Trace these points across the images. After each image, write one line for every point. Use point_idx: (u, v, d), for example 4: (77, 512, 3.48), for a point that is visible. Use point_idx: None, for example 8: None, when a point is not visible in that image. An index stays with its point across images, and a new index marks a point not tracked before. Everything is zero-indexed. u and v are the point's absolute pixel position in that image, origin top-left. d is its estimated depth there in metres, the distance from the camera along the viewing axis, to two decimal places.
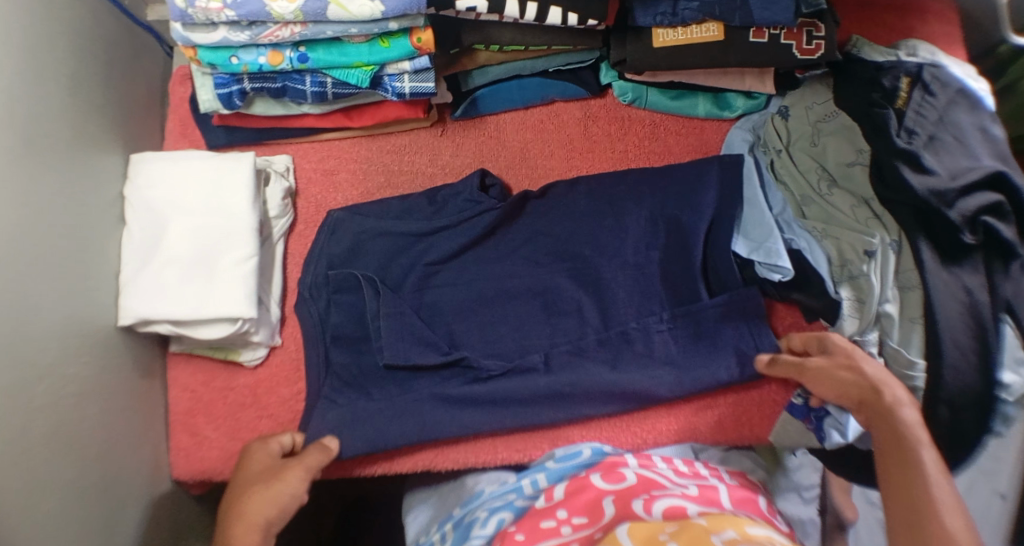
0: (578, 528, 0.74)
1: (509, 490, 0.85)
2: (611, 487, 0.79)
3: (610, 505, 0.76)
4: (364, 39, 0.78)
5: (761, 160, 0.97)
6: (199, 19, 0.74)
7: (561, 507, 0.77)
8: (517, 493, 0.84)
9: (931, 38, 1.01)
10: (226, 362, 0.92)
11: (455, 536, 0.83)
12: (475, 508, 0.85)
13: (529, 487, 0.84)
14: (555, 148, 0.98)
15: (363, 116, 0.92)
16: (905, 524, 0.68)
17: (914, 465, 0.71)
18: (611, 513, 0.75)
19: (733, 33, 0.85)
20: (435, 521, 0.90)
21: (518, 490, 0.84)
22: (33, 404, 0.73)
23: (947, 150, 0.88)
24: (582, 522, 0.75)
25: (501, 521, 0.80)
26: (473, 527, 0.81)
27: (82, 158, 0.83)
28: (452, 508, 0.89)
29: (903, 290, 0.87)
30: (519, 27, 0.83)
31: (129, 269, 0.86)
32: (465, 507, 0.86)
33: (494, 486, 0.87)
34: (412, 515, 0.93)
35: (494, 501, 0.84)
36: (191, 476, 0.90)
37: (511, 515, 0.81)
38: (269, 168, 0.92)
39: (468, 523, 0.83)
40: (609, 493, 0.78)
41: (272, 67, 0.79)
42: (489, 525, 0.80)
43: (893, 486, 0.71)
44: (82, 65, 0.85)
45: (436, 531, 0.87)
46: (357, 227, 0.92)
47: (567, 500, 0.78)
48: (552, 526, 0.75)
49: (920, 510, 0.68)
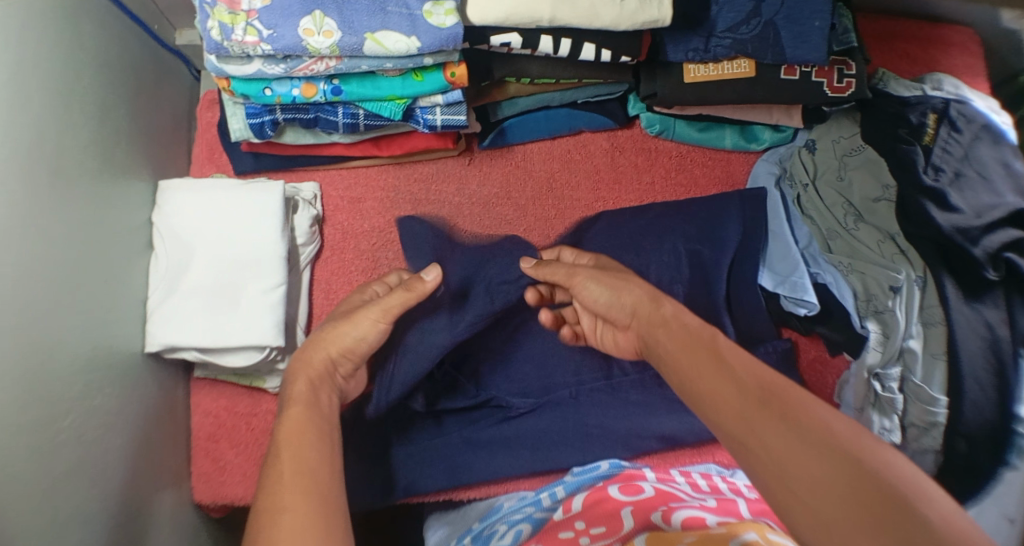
0: (598, 538, 0.71)
1: (527, 504, 0.84)
2: (629, 499, 0.77)
3: (628, 517, 0.74)
4: (397, 73, 0.78)
5: (788, 195, 0.98)
6: (234, 52, 0.73)
7: (578, 519, 0.76)
8: (535, 506, 0.83)
9: (955, 71, 1.01)
10: (250, 389, 0.93)
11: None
12: (495, 521, 0.83)
13: (547, 500, 0.83)
14: (582, 179, 0.99)
15: (392, 145, 0.93)
16: (763, 420, 0.59)
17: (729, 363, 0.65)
18: (630, 524, 0.72)
19: (764, 69, 0.85)
20: (452, 536, 0.86)
21: (537, 503, 0.83)
22: (63, 435, 0.73)
23: (972, 187, 0.88)
24: (600, 532, 0.72)
25: (519, 532, 0.78)
26: (492, 539, 0.79)
27: (112, 186, 0.83)
28: (473, 522, 0.86)
29: (927, 326, 0.87)
30: (551, 61, 0.83)
31: (156, 296, 0.86)
32: (483, 521, 0.84)
33: (513, 500, 0.86)
34: (433, 528, 0.91)
35: (513, 515, 0.82)
36: (212, 500, 0.90)
37: (531, 525, 0.79)
38: (297, 196, 0.93)
39: (486, 535, 0.80)
40: (628, 505, 0.76)
41: (305, 99, 0.79)
42: (507, 536, 0.78)
43: (717, 389, 0.63)
44: (113, 92, 0.85)
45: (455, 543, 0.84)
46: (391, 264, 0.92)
47: (584, 512, 0.77)
48: (570, 537, 0.73)
49: (774, 403, 0.59)
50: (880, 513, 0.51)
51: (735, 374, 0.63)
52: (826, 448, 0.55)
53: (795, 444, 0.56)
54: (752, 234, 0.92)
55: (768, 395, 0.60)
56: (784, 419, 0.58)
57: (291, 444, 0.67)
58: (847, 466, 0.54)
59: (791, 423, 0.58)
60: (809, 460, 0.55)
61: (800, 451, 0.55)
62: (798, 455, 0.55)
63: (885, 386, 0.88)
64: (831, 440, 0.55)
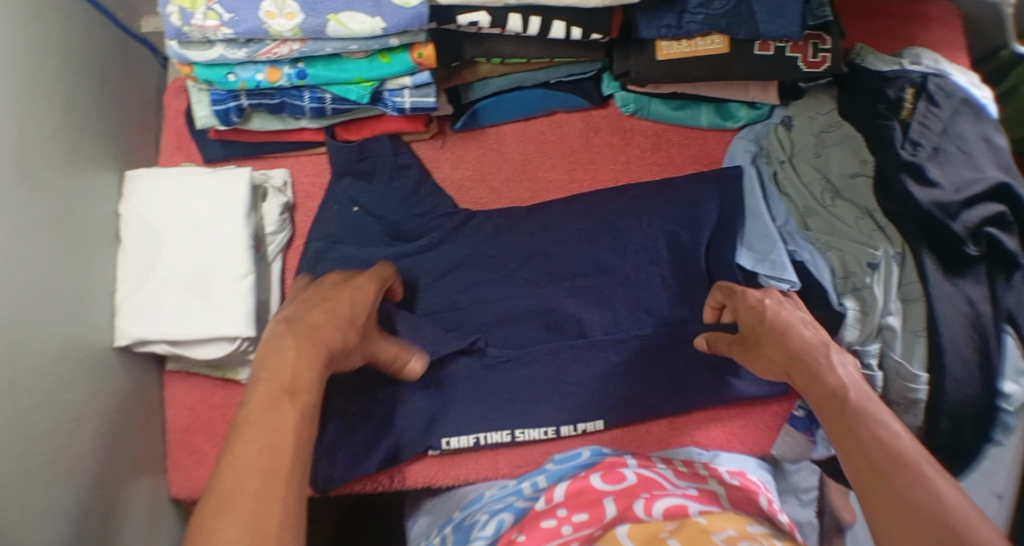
0: (580, 527, 0.72)
1: (509, 493, 0.84)
2: (611, 488, 0.77)
3: (611, 505, 0.74)
4: (364, 55, 0.76)
5: (764, 171, 0.96)
6: (196, 37, 0.72)
7: (561, 507, 0.76)
8: (518, 495, 0.82)
9: (935, 46, 1.00)
10: (224, 381, 0.91)
11: (454, 538, 0.81)
12: (475, 510, 0.83)
13: (529, 489, 0.83)
14: (557, 160, 0.97)
15: (361, 129, 0.92)
16: (865, 472, 0.62)
17: (837, 388, 0.71)
18: (612, 512, 0.73)
19: (739, 44, 0.83)
20: (435, 524, 0.87)
21: (518, 492, 0.83)
22: (33, 434, 0.72)
23: (950, 161, 0.87)
24: (583, 519, 0.73)
25: (500, 523, 0.78)
26: (474, 530, 0.79)
27: (77, 177, 0.81)
28: (452, 510, 0.87)
29: (906, 303, 0.86)
30: (521, 40, 0.82)
31: (124, 288, 0.84)
32: (465, 510, 0.84)
33: (495, 489, 0.86)
34: (416, 519, 0.91)
35: (495, 504, 0.82)
36: (190, 493, 0.89)
37: (512, 516, 0.78)
38: (267, 183, 0.91)
39: (468, 525, 0.81)
40: (610, 494, 0.76)
41: (270, 83, 0.78)
42: (489, 528, 0.78)
43: (832, 413, 0.69)
44: (76, 81, 0.83)
45: (436, 535, 0.85)
46: (366, 251, 0.90)
47: (567, 500, 0.76)
48: (553, 526, 0.73)
49: (875, 452, 0.63)
50: (882, 489, 0.60)
51: (827, 379, 0.72)
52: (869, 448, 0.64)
53: (873, 454, 0.63)
54: (733, 214, 0.91)
55: (889, 438, 0.64)
56: (879, 470, 0.62)
57: (261, 428, 0.62)
58: (870, 458, 0.63)
59: (850, 430, 0.66)
60: (857, 455, 0.64)
61: (851, 448, 0.65)
62: (848, 451, 0.65)
63: (865, 362, 0.87)
64: (909, 485, 0.59)
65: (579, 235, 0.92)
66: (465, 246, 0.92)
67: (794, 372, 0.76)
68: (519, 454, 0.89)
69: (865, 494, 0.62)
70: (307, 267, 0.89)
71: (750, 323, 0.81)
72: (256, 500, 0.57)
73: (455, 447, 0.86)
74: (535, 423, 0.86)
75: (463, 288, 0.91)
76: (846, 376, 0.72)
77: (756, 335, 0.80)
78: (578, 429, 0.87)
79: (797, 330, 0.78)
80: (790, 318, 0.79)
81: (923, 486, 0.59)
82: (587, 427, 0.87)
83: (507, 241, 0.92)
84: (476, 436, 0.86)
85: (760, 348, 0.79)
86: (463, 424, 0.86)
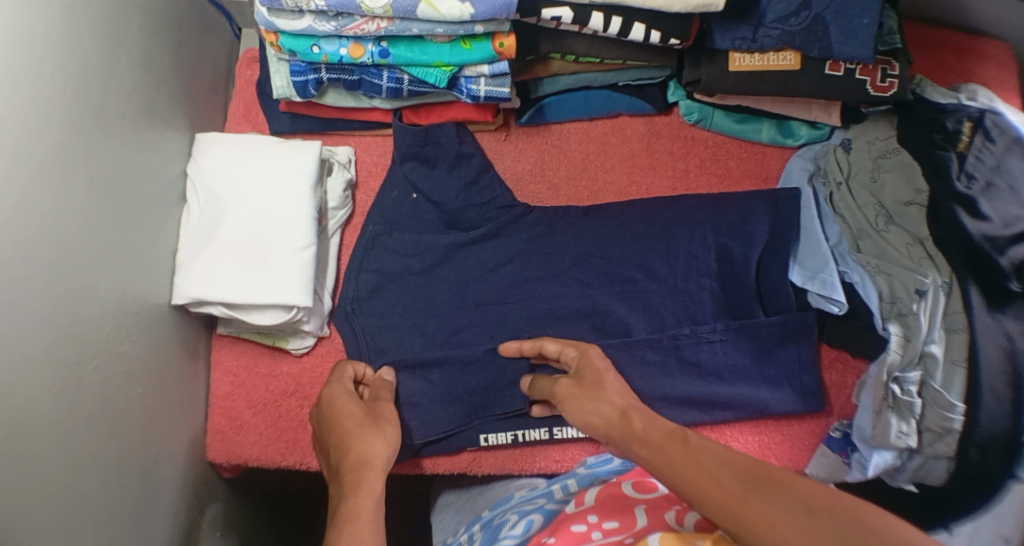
0: (610, 534, 0.74)
1: (539, 495, 0.86)
2: (643, 497, 0.78)
3: (642, 514, 0.75)
4: (447, 39, 0.78)
5: (820, 192, 0.98)
6: (287, 5, 0.73)
7: (591, 512, 0.78)
8: (547, 498, 0.85)
9: (989, 83, 1.02)
10: (272, 349, 0.92)
11: (482, 537, 0.83)
12: (505, 510, 0.85)
13: (559, 493, 0.85)
14: (616, 163, 0.98)
15: (431, 115, 0.92)
16: (750, 483, 0.60)
17: (708, 457, 0.63)
18: (643, 522, 0.74)
19: (810, 63, 0.85)
20: (462, 521, 0.90)
21: (549, 494, 0.85)
22: (86, 381, 0.72)
23: (1001, 198, 0.87)
24: (613, 527, 0.75)
25: (530, 524, 0.81)
26: (503, 529, 0.82)
27: (151, 135, 0.83)
28: (481, 510, 0.89)
29: (949, 332, 0.87)
30: (598, 41, 0.84)
31: (185, 249, 0.85)
32: (494, 510, 0.86)
33: (524, 491, 0.88)
34: (440, 516, 0.94)
35: (524, 505, 0.84)
36: (226, 458, 0.90)
37: (542, 517, 0.81)
38: (332, 159, 0.93)
39: (497, 524, 0.83)
40: (642, 503, 0.77)
41: (352, 59, 0.79)
42: (518, 527, 0.81)
43: (671, 456, 0.65)
44: (155, 43, 0.85)
45: (464, 532, 0.87)
46: (421, 239, 0.92)
47: (597, 505, 0.78)
48: (583, 531, 0.75)
49: (752, 467, 0.61)
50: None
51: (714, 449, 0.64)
52: (803, 507, 0.57)
53: (802, 516, 0.56)
54: (787, 232, 0.92)
55: (759, 466, 0.61)
56: (770, 494, 0.58)
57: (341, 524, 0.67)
58: (730, 466, 0.62)
59: (681, 455, 0.65)
60: (793, 525, 0.56)
61: (777, 511, 0.57)
62: (699, 482, 0.62)
63: (904, 389, 0.87)
64: (802, 499, 0.57)
65: (631, 239, 0.93)
66: (516, 241, 0.93)
67: (634, 411, 0.72)
68: (554, 452, 0.90)
69: (750, 505, 0.58)
70: (363, 250, 0.91)
71: (592, 366, 0.80)
72: None
73: (493, 444, 0.89)
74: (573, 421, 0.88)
75: (511, 282, 0.92)
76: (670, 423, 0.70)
77: (597, 377, 0.79)
78: None
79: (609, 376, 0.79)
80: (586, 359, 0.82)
81: (810, 496, 0.57)
82: None
83: (562, 243, 0.93)
84: (514, 434, 0.88)
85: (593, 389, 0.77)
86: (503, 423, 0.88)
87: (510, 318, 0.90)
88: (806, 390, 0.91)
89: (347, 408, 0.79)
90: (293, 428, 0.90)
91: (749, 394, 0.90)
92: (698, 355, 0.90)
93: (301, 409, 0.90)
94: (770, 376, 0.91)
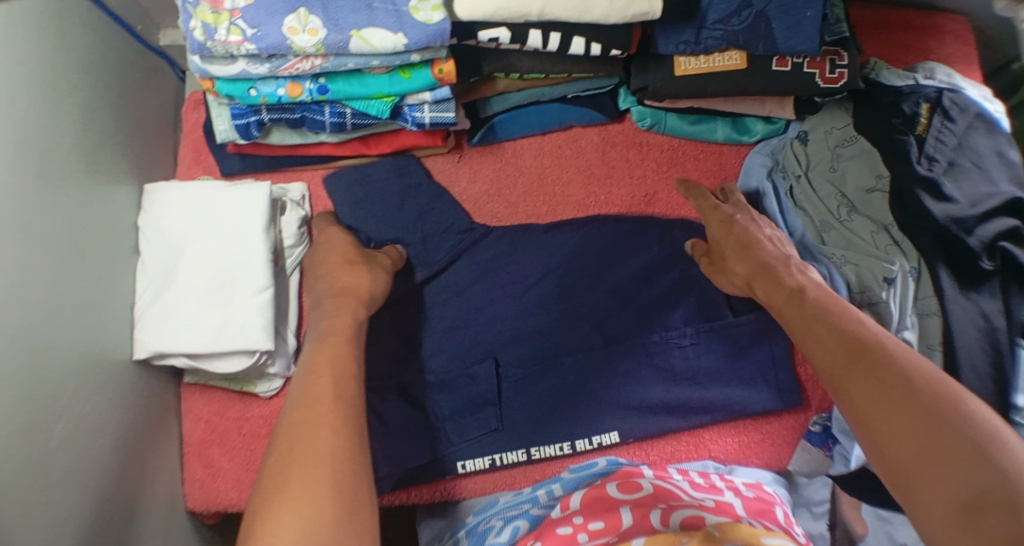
0: (595, 535, 0.73)
1: (524, 500, 0.84)
2: (626, 497, 0.77)
3: (627, 514, 0.74)
4: (384, 70, 0.77)
5: (780, 187, 0.96)
6: (218, 52, 0.72)
7: (577, 514, 0.77)
8: (533, 502, 0.83)
9: (947, 60, 1.00)
10: (242, 394, 0.91)
11: (468, 543, 0.83)
12: (490, 515, 0.84)
13: (545, 497, 0.84)
14: (573, 174, 0.97)
15: (381, 143, 0.92)
16: (856, 359, 0.66)
17: (839, 329, 0.69)
18: (628, 521, 0.73)
19: (756, 61, 0.84)
20: (447, 528, 0.89)
21: (533, 499, 0.84)
22: (51, 447, 0.71)
23: (967, 177, 0.87)
24: (598, 528, 0.74)
25: (516, 530, 0.79)
26: (489, 535, 0.81)
27: (98, 190, 0.82)
28: (465, 516, 0.88)
29: (922, 317, 0.86)
30: (540, 56, 0.82)
31: (143, 302, 0.85)
32: (478, 515, 0.86)
33: (509, 496, 0.86)
34: (426, 524, 0.92)
35: (510, 511, 0.83)
36: (205, 507, 0.89)
37: (528, 523, 0.80)
38: (285, 197, 0.92)
39: (483, 530, 0.82)
40: (626, 502, 0.76)
41: (291, 98, 0.78)
42: (504, 534, 0.80)
43: (810, 326, 0.71)
44: (95, 95, 0.83)
45: (449, 537, 0.87)
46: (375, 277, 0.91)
47: (583, 507, 0.77)
48: (568, 533, 0.74)
49: (866, 342, 0.67)
50: (923, 427, 0.59)
51: (838, 325, 0.70)
52: (902, 391, 0.62)
53: (897, 392, 0.62)
54: None
55: (871, 344, 0.66)
56: (871, 373, 0.64)
57: (319, 384, 0.71)
58: (850, 339, 0.68)
59: (814, 325, 0.71)
60: (889, 410, 0.61)
61: (877, 397, 0.62)
62: (819, 347, 0.69)
63: None
64: (901, 381, 0.62)
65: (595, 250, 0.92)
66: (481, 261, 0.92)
67: (754, 281, 0.81)
68: (535, 471, 0.89)
69: (851, 378, 0.65)
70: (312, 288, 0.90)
71: (727, 234, 0.86)
72: (302, 469, 0.64)
73: (472, 470, 0.87)
74: (551, 438, 0.87)
75: (477, 303, 0.91)
76: (804, 280, 0.77)
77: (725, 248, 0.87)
78: (593, 443, 0.88)
79: (762, 247, 0.83)
80: (758, 235, 0.85)
81: (912, 382, 0.62)
82: (603, 440, 0.88)
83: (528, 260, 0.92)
84: (491, 458, 0.87)
85: (725, 261, 0.86)
86: (479, 447, 0.87)
87: (479, 340, 0.90)
88: (783, 387, 0.90)
89: (337, 244, 0.86)
90: None
91: (724, 397, 0.89)
92: (668, 360, 0.89)
93: None
94: (743, 376, 0.90)
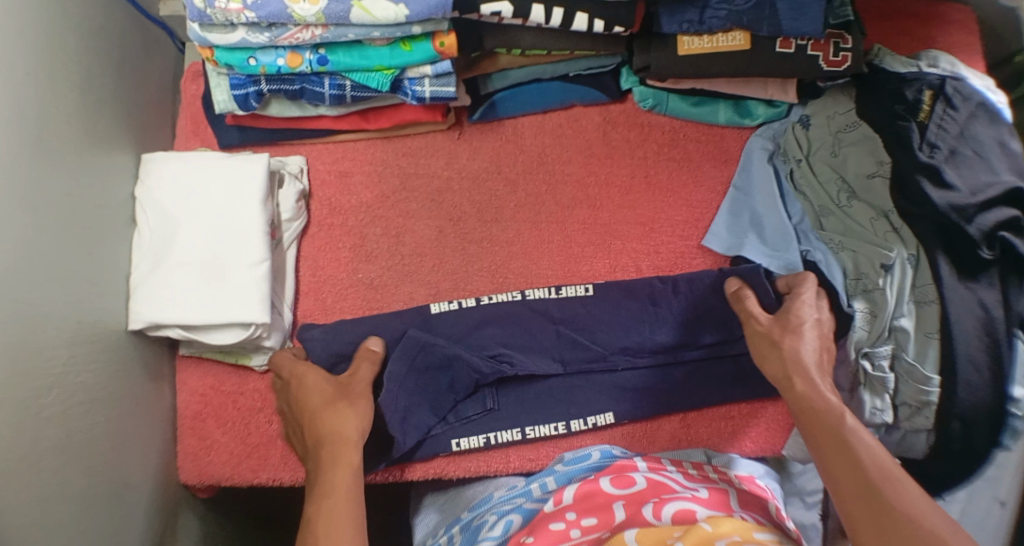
0: (588, 531, 0.73)
1: (517, 494, 0.84)
2: (621, 493, 0.77)
3: (620, 510, 0.74)
4: (385, 42, 0.76)
5: (781, 170, 0.96)
6: (218, 20, 0.72)
7: (570, 510, 0.76)
8: (526, 496, 0.83)
9: (952, 49, 1.00)
10: (237, 367, 0.91)
11: (462, 539, 0.81)
12: (484, 511, 0.83)
13: (538, 490, 0.84)
14: (573, 154, 0.97)
15: (381, 118, 0.92)
16: (861, 490, 0.67)
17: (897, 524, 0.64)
18: (621, 517, 0.73)
19: (760, 42, 0.83)
20: (442, 525, 0.89)
21: (527, 493, 0.84)
22: (45, 414, 0.71)
23: (968, 164, 0.86)
24: (591, 525, 0.73)
25: (509, 524, 0.79)
26: (482, 531, 0.80)
27: (94, 159, 0.81)
28: (462, 510, 0.88)
29: (920, 304, 0.84)
30: (542, 33, 0.82)
31: (138, 273, 0.84)
32: (473, 511, 0.85)
33: (502, 490, 0.86)
34: (422, 515, 0.93)
35: (503, 505, 0.83)
36: (199, 479, 0.88)
37: (520, 517, 0.80)
38: (283, 170, 0.92)
39: (476, 526, 0.81)
40: (620, 498, 0.76)
41: (291, 68, 0.77)
42: (497, 529, 0.79)
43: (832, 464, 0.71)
44: (93, 63, 0.83)
45: (445, 533, 0.86)
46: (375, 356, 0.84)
47: (576, 503, 0.77)
48: (561, 530, 0.74)
49: (873, 483, 0.67)
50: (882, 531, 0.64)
51: (857, 457, 0.69)
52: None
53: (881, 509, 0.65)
54: None
55: (875, 477, 0.67)
56: (856, 475, 0.68)
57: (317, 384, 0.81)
58: (859, 476, 0.68)
59: (838, 448, 0.71)
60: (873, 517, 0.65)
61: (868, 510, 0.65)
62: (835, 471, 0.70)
63: (874, 365, 0.86)
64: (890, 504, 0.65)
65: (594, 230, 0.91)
66: None
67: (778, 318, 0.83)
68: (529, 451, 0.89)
69: (834, 464, 0.70)
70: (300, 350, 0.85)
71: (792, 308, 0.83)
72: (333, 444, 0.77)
73: (465, 448, 0.87)
74: (545, 418, 0.87)
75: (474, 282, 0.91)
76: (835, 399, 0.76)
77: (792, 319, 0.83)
78: (588, 423, 0.88)
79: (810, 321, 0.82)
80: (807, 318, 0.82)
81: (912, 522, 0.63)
82: (598, 420, 0.88)
83: None
84: (486, 436, 0.87)
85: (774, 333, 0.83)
86: (474, 427, 0.87)
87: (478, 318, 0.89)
88: None
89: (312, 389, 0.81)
90: (263, 444, 0.88)
91: (720, 379, 0.89)
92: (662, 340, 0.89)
93: (270, 425, 0.89)
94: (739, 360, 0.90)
